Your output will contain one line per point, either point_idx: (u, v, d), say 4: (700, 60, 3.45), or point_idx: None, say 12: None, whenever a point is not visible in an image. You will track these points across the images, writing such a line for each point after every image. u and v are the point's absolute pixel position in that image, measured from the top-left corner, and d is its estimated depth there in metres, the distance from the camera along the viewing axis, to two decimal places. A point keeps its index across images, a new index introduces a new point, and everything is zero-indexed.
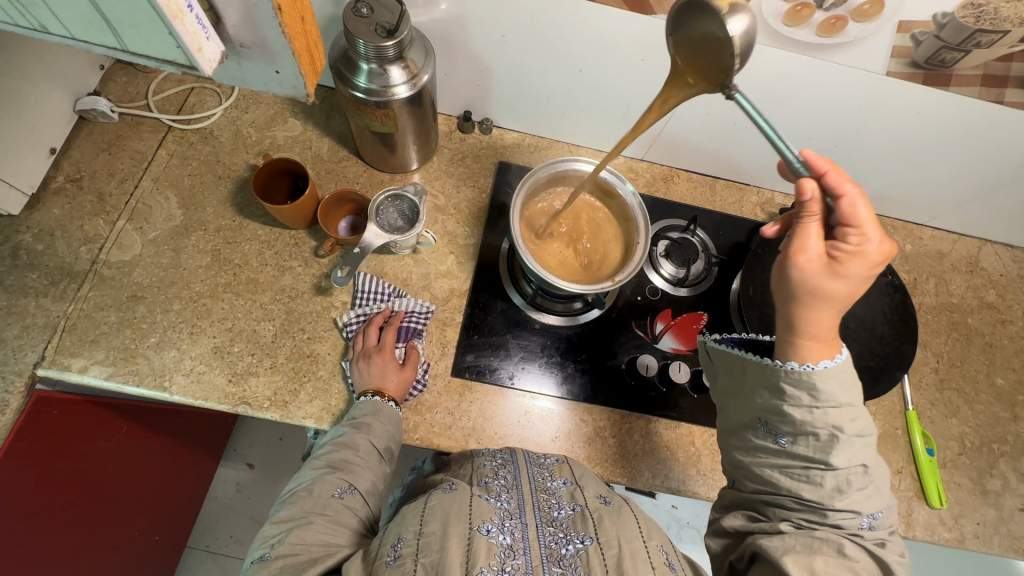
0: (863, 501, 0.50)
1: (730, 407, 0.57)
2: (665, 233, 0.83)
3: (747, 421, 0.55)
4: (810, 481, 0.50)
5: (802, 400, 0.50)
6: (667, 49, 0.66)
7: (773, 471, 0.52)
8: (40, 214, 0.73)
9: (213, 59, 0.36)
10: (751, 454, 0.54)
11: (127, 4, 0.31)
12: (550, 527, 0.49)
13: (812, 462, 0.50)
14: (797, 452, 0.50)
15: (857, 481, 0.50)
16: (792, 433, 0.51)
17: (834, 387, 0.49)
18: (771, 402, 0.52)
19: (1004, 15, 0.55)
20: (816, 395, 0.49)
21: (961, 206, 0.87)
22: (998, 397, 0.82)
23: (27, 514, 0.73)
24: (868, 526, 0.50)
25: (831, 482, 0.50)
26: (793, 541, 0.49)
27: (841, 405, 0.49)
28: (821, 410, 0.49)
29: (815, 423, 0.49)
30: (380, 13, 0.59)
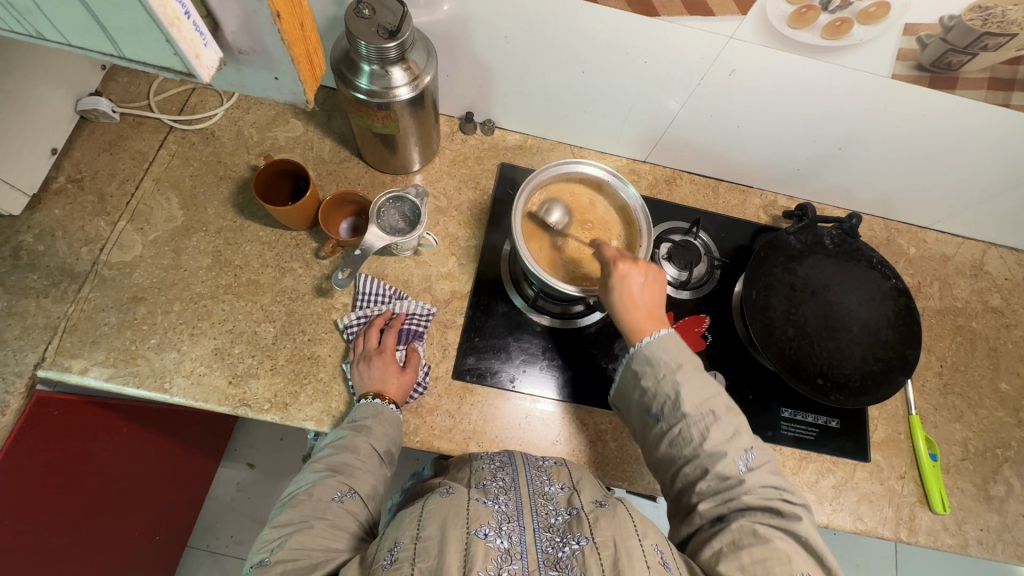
0: (728, 442, 0.55)
1: (628, 416, 0.63)
2: (667, 235, 0.83)
3: (642, 419, 0.61)
4: (685, 441, 0.56)
5: (649, 373, 0.59)
6: (670, 51, 0.66)
7: (667, 453, 0.57)
8: (41, 214, 0.73)
9: (211, 66, 0.36)
10: (652, 447, 0.60)
11: (123, 12, 0.31)
12: (547, 533, 0.49)
13: (678, 425, 0.56)
14: (667, 421, 0.57)
15: (714, 423, 0.56)
16: (659, 405, 0.58)
17: (665, 349, 0.60)
18: (636, 388, 0.60)
19: (1012, 17, 0.55)
20: (656, 364, 0.59)
21: (966, 209, 0.87)
22: (1002, 402, 0.82)
23: (28, 515, 0.73)
24: (747, 469, 0.54)
25: (697, 432, 0.56)
26: (719, 543, 0.51)
27: (679, 365, 0.59)
28: (664, 376, 0.58)
29: (664, 387, 0.58)
30: (382, 14, 0.58)
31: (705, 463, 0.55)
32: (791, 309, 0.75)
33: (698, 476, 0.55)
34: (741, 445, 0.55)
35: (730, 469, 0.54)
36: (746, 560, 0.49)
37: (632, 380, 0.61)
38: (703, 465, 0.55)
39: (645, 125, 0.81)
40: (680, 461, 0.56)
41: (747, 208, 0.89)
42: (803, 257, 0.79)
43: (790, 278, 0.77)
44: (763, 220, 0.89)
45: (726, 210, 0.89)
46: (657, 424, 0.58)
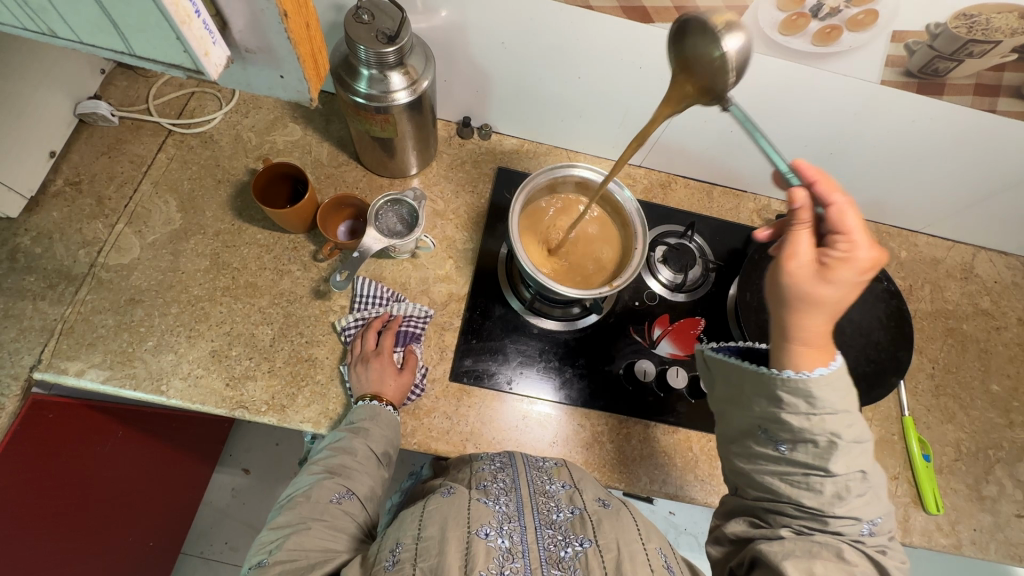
0: (861, 508, 0.51)
1: (729, 415, 0.57)
2: (662, 239, 0.84)
3: (747, 429, 0.55)
4: (810, 487, 0.51)
5: (800, 408, 0.50)
6: (664, 58, 0.67)
7: (775, 479, 0.53)
8: (38, 217, 0.73)
9: (219, 63, 0.36)
10: (754, 462, 0.54)
11: (134, 9, 0.31)
12: (548, 529, 0.49)
13: (813, 470, 0.51)
14: (797, 459, 0.51)
15: (855, 487, 0.51)
16: (791, 441, 0.51)
17: (830, 395, 0.50)
18: (770, 411, 0.52)
19: (996, 25, 0.56)
20: (815, 403, 0.50)
21: (956, 213, 0.88)
22: (994, 403, 0.83)
23: (20, 519, 0.72)
24: (868, 533, 0.52)
25: (830, 488, 0.51)
26: (793, 545, 0.49)
27: (839, 412, 0.50)
28: (820, 417, 0.50)
29: (814, 430, 0.50)
30: (381, 19, 0.59)
31: (825, 516, 0.51)
32: None
33: (805, 516, 0.51)
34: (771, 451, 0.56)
35: (848, 530, 0.51)
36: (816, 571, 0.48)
37: (768, 403, 0.52)
38: (823, 517, 0.51)
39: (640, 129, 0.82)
40: (786, 497, 0.52)
41: (741, 212, 0.91)
42: None
43: None
44: (758, 224, 0.90)
45: (721, 214, 0.90)
46: (771, 449, 0.53)
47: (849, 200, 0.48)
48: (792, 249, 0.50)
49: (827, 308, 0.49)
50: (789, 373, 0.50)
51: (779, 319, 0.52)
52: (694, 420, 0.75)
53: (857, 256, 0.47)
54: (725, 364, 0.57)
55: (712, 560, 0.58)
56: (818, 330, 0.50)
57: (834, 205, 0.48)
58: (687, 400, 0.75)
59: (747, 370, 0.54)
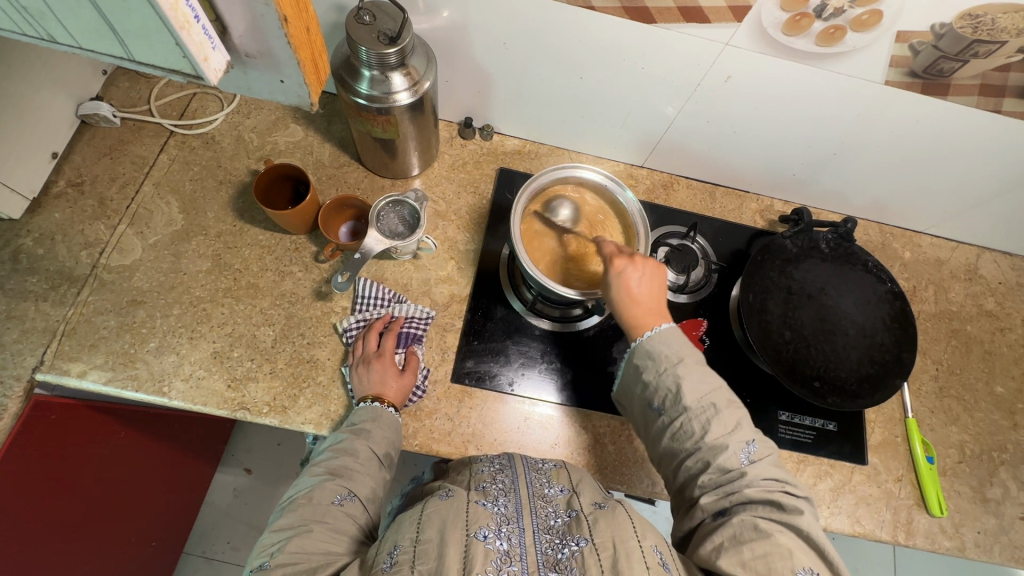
0: (729, 436, 0.55)
1: (630, 407, 0.64)
2: (664, 240, 0.84)
3: (642, 412, 0.62)
4: (686, 435, 0.56)
5: (649, 367, 0.60)
6: (667, 58, 0.67)
7: (667, 443, 0.58)
8: (41, 218, 0.73)
9: (219, 68, 0.36)
10: (654, 439, 0.60)
11: (134, 15, 0.31)
12: (547, 534, 0.49)
13: (680, 419, 0.56)
14: (668, 411, 0.58)
15: (715, 417, 0.56)
16: (659, 399, 0.59)
17: (664, 343, 0.60)
18: (636, 380, 0.61)
19: (1002, 25, 0.56)
20: (656, 359, 0.59)
21: (960, 214, 0.88)
22: (998, 405, 0.82)
23: (23, 519, 0.73)
24: (748, 463, 0.54)
25: (696, 426, 0.56)
26: (720, 539, 0.51)
27: (673, 360, 0.59)
28: (664, 369, 0.59)
29: (664, 381, 0.58)
30: (382, 20, 0.59)
31: (704, 454, 0.55)
32: (788, 311, 0.76)
33: (699, 468, 0.55)
34: (762, 461, 0.55)
35: (731, 463, 0.54)
36: (744, 556, 0.48)
37: (635, 374, 0.61)
38: (705, 459, 0.55)
39: (643, 130, 0.82)
40: (682, 454, 0.56)
41: (743, 213, 0.90)
42: (799, 261, 0.79)
43: (786, 281, 0.78)
44: (760, 225, 0.90)
45: (723, 215, 0.90)
46: (659, 417, 0.59)
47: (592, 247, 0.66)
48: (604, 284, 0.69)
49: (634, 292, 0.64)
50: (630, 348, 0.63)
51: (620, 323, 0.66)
52: None
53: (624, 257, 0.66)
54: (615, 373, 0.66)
55: None
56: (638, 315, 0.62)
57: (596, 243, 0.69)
58: None
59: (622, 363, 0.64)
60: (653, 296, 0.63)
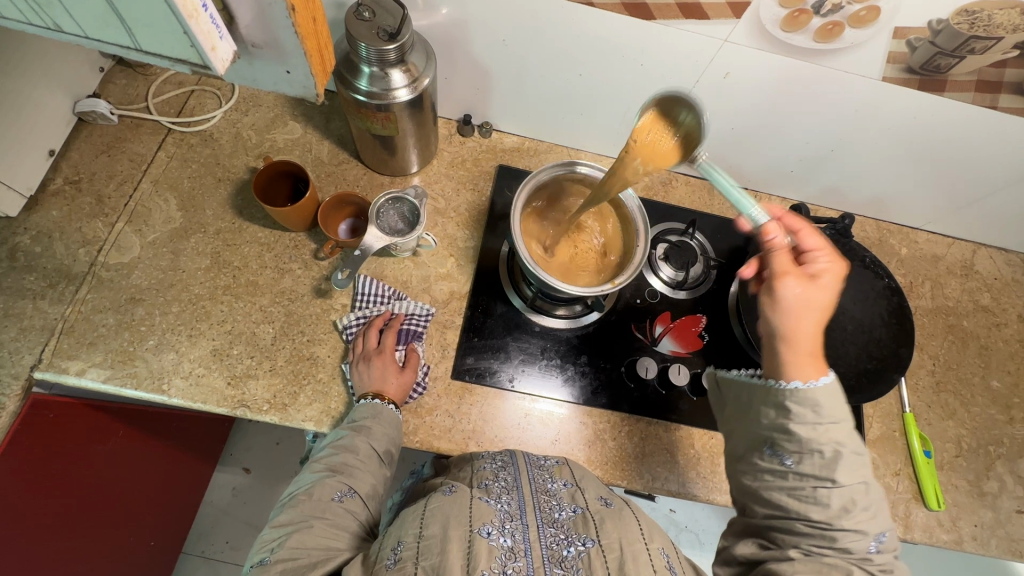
0: (869, 521, 0.50)
1: (736, 433, 0.58)
2: (663, 236, 0.84)
3: (753, 443, 0.55)
4: (817, 501, 0.50)
5: (806, 417, 0.51)
6: (666, 55, 0.67)
7: (783, 495, 0.51)
8: (38, 215, 0.72)
9: (226, 59, 0.36)
10: (761, 479, 0.53)
11: (142, 4, 0.31)
12: (551, 528, 0.49)
13: (821, 483, 0.50)
14: (805, 472, 0.51)
15: (862, 498, 0.50)
16: (797, 452, 0.51)
17: (832, 403, 0.52)
18: (777, 422, 0.53)
19: (998, 21, 0.56)
20: (819, 412, 0.51)
21: (956, 210, 0.88)
22: (994, 400, 0.83)
23: (21, 519, 0.72)
24: (876, 551, 0.50)
25: (838, 501, 0.50)
26: (803, 567, 0.48)
27: (838, 421, 0.51)
28: (824, 427, 0.51)
29: (820, 440, 0.51)
30: (382, 16, 0.59)
31: (833, 531, 0.50)
32: None
33: (818, 534, 0.50)
34: (876, 530, 0.51)
35: (859, 548, 0.50)
36: None
37: (774, 414, 0.53)
38: (830, 533, 0.50)
39: None
40: (795, 516, 0.51)
41: None
42: None
43: None
44: None
45: (722, 212, 0.90)
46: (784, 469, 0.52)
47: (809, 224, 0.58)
48: (781, 265, 0.54)
49: (820, 313, 0.53)
50: (797, 386, 0.52)
51: (780, 333, 0.54)
52: (696, 418, 0.75)
53: (831, 266, 0.55)
54: (735, 381, 0.59)
55: None
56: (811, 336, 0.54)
57: (800, 230, 0.58)
58: (689, 398, 0.75)
59: (755, 384, 0.56)
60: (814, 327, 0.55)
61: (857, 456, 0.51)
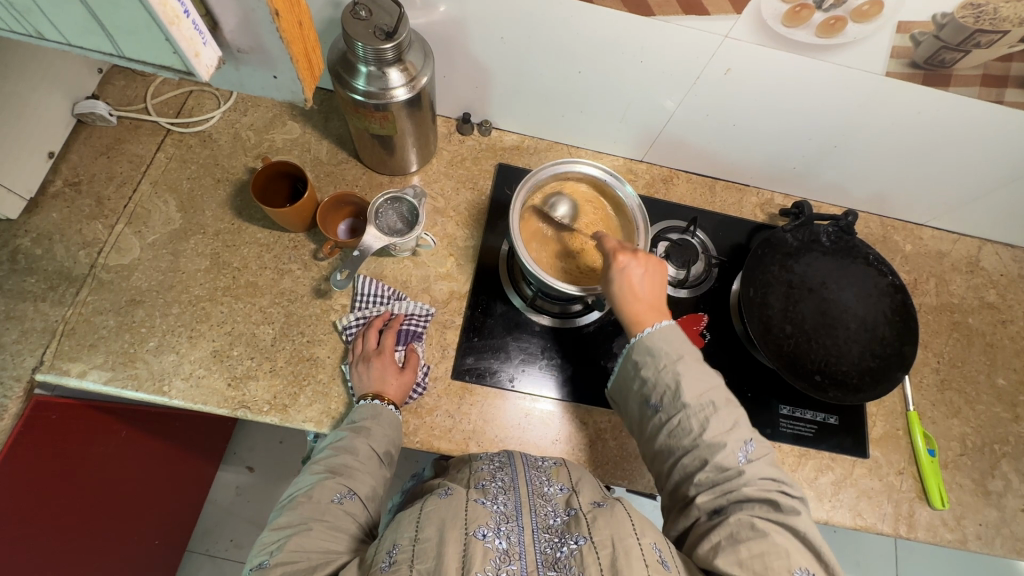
0: (727, 433, 0.55)
1: (626, 406, 0.63)
2: (664, 234, 0.83)
3: (640, 409, 0.60)
4: (685, 432, 0.56)
5: (651, 363, 0.59)
6: (665, 51, 0.66)
7: (665, 442, 0.57)
8: (38, 217, 0.73)
9: (211, 64, 0.36)
10: (653, 442, 0.58)
11: (123, 10, 0.31)
12: (546, 533, 0.49)
13: (678, 418, 0.56)
14: (667, 407, 0.57)
15: (714, 414, 0.55)
16: (657, 396, 0.58)
17: (665, 341, 0.59)
18: (632, 371, 0.60)
19: (1003, 15, 0.55)
20: (656, 355, 0.59)
21: (962, 206, 0.87)
22: (1000, 398, 0.82)
23: (24, 521, 0.73)
24: (747, 461, 0.54)
25: (696, 424, 0.55)
26: (717, 537, 0.51)
27: (679, 356, 0.58)
28: (664, 366, 0.58)
29: (664, 378, 0.57)
30: (378, 15, 0.59)
31: (704, 455, 0.54)
32: (789, 306, 0.76)
33: (696, 466, 0.54)
34: (739, 437, 0.55)
35: (728, 462, 0.53)
36: (743, 556, 0.48)
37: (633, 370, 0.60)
38: (703, 458, 0.54)
39: (642, 124, 0.81)
40: (679, 453, 0.56)
41: (744, 206, 0.90)
42: (800, 254, 0.79)
43: (787, 275, 0.77)
44: (760, 219, 0.89)
45: (724, 209, 0.89)
46: (656, 415, 0.58)
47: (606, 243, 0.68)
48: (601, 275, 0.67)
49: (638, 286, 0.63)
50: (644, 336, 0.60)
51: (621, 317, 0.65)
52: None
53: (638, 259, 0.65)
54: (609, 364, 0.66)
55: None
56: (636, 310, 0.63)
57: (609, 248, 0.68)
58: None
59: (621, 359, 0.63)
60: (653, 294, 0.63)
61: (704, 378, 0.58)
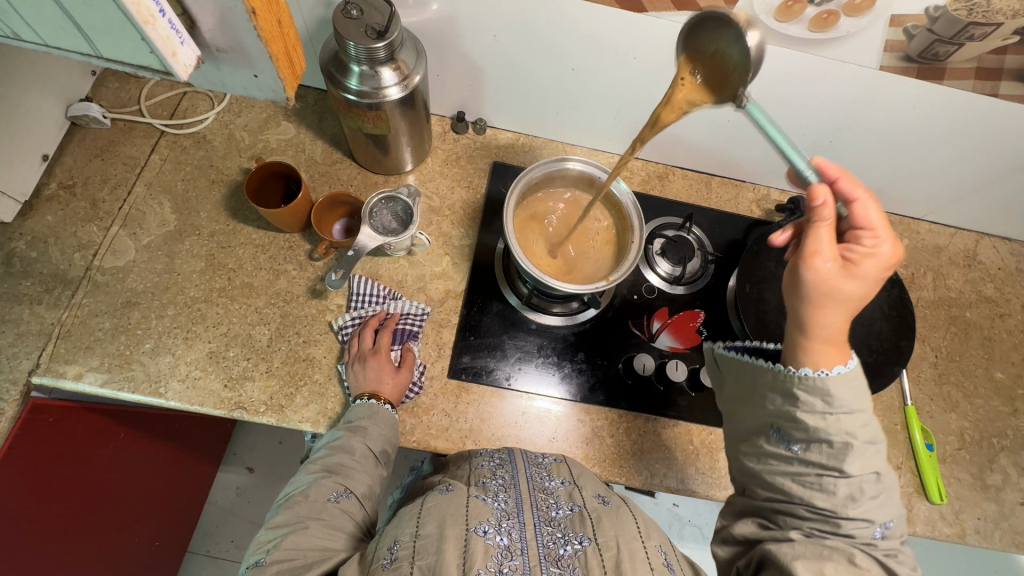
0: (876, 510, 0.49)
1: (741, 415, 0.56)
2: (660, 231, 0.83)
3: (759, 428, 0.54)
4: (822, 488, 0.49)
5: (815, 407, 0.49)
6: (659, 47, 0.66)
7: (787, 479, 0.51)
8: (33, 221, 0.73)
9: (189, 63, 0.36)
10: (765, 462, 0.53)
11: (96, 10, 0.31)
12: (547, 527, 0.49)
13: (827, 470, 0.49)
14: (811, 459, 0.50)
15: (869, 487, 0.49)
16: (805, 440, 0.50)
17: (846, 394, 0.49)
18: (783, 409, 0.51)
19: (997, 7, 0.54)
20: (830, 403, 0.49)
21: (958, 199, 0.87)
22: (998, 391, 0.82)
23: (23, 524, 0.73)
24: (881, 537, 0.49)
25: (844, 490, 0.49)
26: (803, 548, 0.48)
27: (853, 412, 0.49)
28: (835, 417, 0.49)
29: (829, 430, 0.49)
30: (369, 14, 0.59)
31: (837, 518, 0.49)
32: None
33: (818, 517, 0.49)
34: (884, 515, 0.50)
35: (858, 533, 0.49)
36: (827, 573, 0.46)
37: (781, 402, 0.52)
38: (833, 519, 0.49)
39: (637, 121, 0.81)
40: (798, 499, 0.50)
41: (740, 202, 0.90)
42: None
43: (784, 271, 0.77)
44: (757, 215, 0.89)
45: (720, 205, 0.89)
46: (786, 452, 0.51)
47: (872, 195, 0.51)
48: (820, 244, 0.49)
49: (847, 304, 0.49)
50: (807, 372, 0.50)
51: (798, 319, 0.51)
52: (695, 413, 0.74)
53: (880, 250, 0.49)
54: (737, 362, 0.57)
55: (718, 560, 0.57)
56: (835, 327, 0.50)
57: (857, 200, 0.50)
58: (688, 394, 0.75)
59: (761, 367, 0.54)
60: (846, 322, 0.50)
61: (870, 444, 0.49)
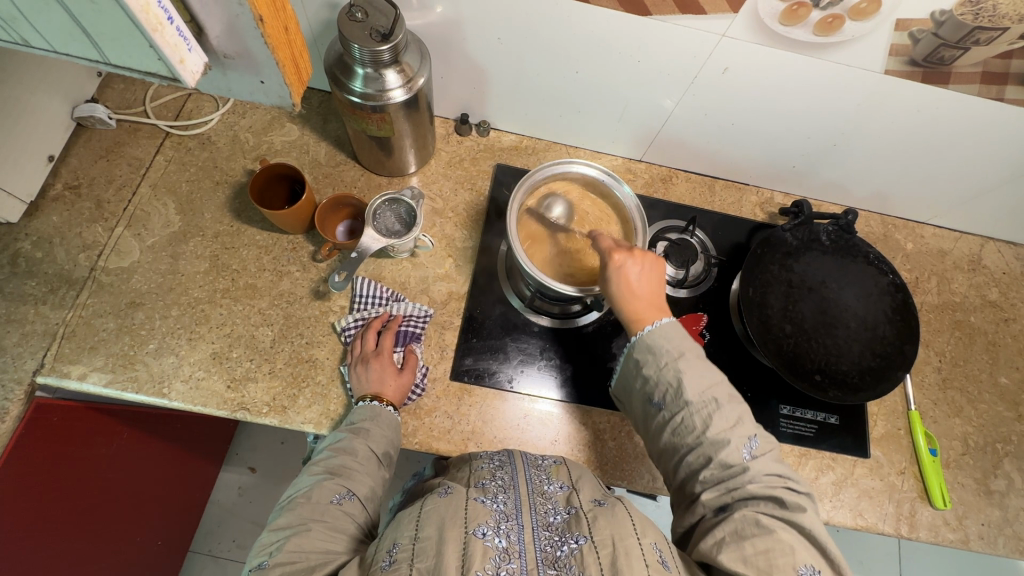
0: (731, 429, 0.54)
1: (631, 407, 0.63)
2: (663, 234, 0.83)
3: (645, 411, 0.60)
4: (688, 430, 0.55)
5: (651, 361, 0.58)
6: (663, 50, 0.66)
7: (669, 438, 0.56)
8: (39, 221, 0.73)
9: (196, 70, 0.36)
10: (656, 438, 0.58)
11: (105, 18, 0.31)
12: (546, 531, 0.49)
13: (680, 415, 0.55)
14: (670, 409, 0.56)
15: (718, 410, 0.54)
16: (659, 394, 0.57)
17: (666, 338, 0.59)
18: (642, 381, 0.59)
19: (1003, 11, 0.55)
20: (657, 352, 0.58)
21: (963, 204, 0.87)
22: (1002, 396, 0.82)
23: (26, 523, 0.73)
24: (751, 457, 0.52)
25: (699, 421, 0.54)
26: (721, 532, 0.49)
27: (679, 355, 0.58)
28: (666, 365, 0.57)
29: (665, 376, 0.57)
30: (374, 17, 0.59)
31: (707, 452, 0.53)
32: (789, 305, 0.75)
33: (701, 466, 0.53)
34: (743, 433, 0.54)
35: (733, 457, 0.52)
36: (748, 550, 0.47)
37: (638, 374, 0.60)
38: (706, 454, 0.53)
39: (641, 123, 0.81)
40: (685, 452, 0.55)
41: (743, 205, 0.89)
42: (800, 253, 0.79)
43: (787, 274, 0.77)
44: (760, 218, 0.89)
45: (723, 208, 0.89)
46: (659, 414, 0.57)
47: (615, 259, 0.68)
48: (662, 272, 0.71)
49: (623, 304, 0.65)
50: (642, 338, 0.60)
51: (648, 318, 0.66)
52: None
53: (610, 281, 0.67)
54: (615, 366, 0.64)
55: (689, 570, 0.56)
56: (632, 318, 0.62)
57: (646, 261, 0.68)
58: None
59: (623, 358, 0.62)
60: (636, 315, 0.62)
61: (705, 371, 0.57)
